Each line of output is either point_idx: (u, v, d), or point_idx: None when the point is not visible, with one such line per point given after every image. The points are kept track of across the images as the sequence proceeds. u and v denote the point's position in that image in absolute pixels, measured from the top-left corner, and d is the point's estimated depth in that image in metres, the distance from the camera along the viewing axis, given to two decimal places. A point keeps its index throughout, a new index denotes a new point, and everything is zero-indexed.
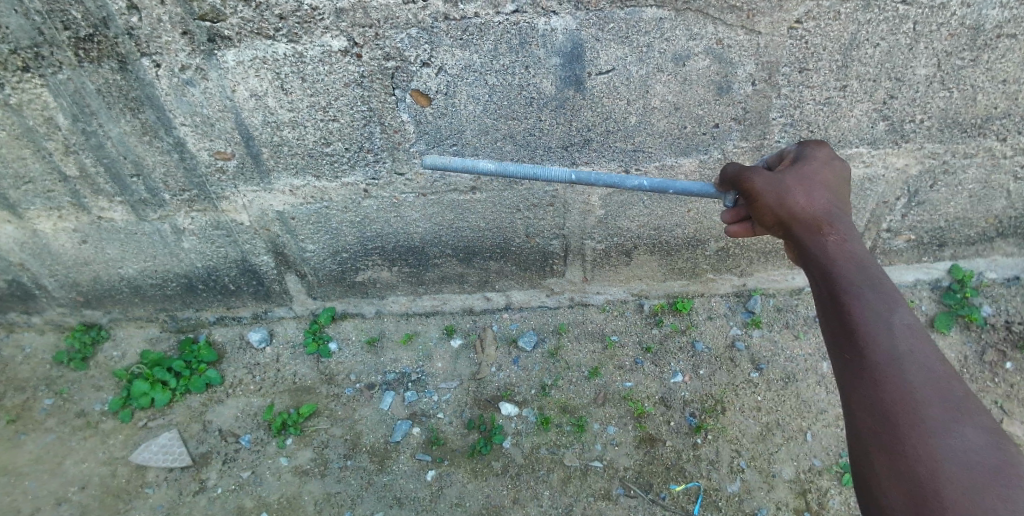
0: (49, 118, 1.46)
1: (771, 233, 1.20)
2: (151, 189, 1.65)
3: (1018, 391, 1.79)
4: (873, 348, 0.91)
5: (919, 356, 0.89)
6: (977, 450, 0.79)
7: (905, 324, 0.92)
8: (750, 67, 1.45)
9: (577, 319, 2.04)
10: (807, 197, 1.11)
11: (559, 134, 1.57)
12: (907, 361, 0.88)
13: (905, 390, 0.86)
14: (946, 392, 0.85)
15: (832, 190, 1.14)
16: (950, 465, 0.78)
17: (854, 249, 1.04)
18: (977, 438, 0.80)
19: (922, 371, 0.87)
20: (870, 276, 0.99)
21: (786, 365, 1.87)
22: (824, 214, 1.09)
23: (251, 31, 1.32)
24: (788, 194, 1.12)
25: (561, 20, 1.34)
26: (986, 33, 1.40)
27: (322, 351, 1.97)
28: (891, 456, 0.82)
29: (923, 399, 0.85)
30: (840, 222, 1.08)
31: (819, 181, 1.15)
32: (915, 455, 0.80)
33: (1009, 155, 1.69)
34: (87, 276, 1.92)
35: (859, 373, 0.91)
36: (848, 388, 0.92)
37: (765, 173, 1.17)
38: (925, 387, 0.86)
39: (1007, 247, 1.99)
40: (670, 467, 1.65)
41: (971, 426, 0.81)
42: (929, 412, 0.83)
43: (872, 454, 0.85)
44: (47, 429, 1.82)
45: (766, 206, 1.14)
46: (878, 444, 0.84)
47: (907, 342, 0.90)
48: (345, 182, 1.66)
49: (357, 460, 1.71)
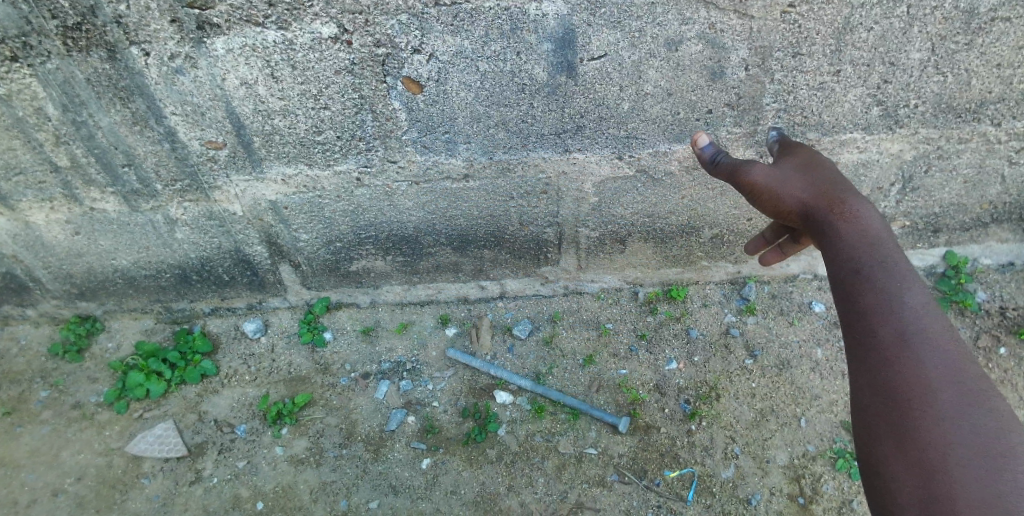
0: (39, 108, 1.45)
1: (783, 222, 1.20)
2: (142, 179, 1.64)
3: (1012, 376, 1.80)
4: (884, 328, 0.91)
5: (932, 337, 0.89)
6: (989, 434, 0.79)
7: (919, 302, 0.92)
8: (743, 52, 1.44)
9: (572, 308, 2.04)
10: (808, 182, 1.13)
11: (551, 121, 1.57)
12: (916, 343, 0.88)
13: (915, 370, 0.86)
14: (960, 374, 0.85)
15: (833, 169, 1.15)
16: (961, 448, 0.78)
17: (868, 225, 1.03)
18: (991, 421, 0.80)
19: (936, 353, 0.87)
20: (883, 253, 0.99)
21: (781, 351, 1.87)
22: (830, 191, 1.09)
23: (241, 18, 1.31)
24: (789, 182, 1.14)
25: (552, 5, 1.33)
26: (980, 16, 1.39)
27: (317, 340, 1.97)
28: (900, 437, 0.83)
29: (935, 381, 0.85)
30: (850, 196, 1.07)
31: (824, 166, 1.16)
32: (927, 437, 0.80)
33: (1004, 140, 1.69)
34: (81, 268, 1.91)
35: (869, 354, 0.91)
36: (858, 370, 0.93)
37: (762, 166, 1.19)
38: (938, 369, 0.86)
39: (1003, 234, 1.98)
40: (664, 454, 1.66)
41: (985, 408, 0.82)
42: (941, 395, 0.83)
43: (880, 436, 0.85)
44: (43, 421, 1.82)
45: (768, 198, 1.16)
46: (889, 427, 0.85)
47: (920, 321, 0.90)
48: (337, 170, 1.66)
49: (352, 449, 1.71)
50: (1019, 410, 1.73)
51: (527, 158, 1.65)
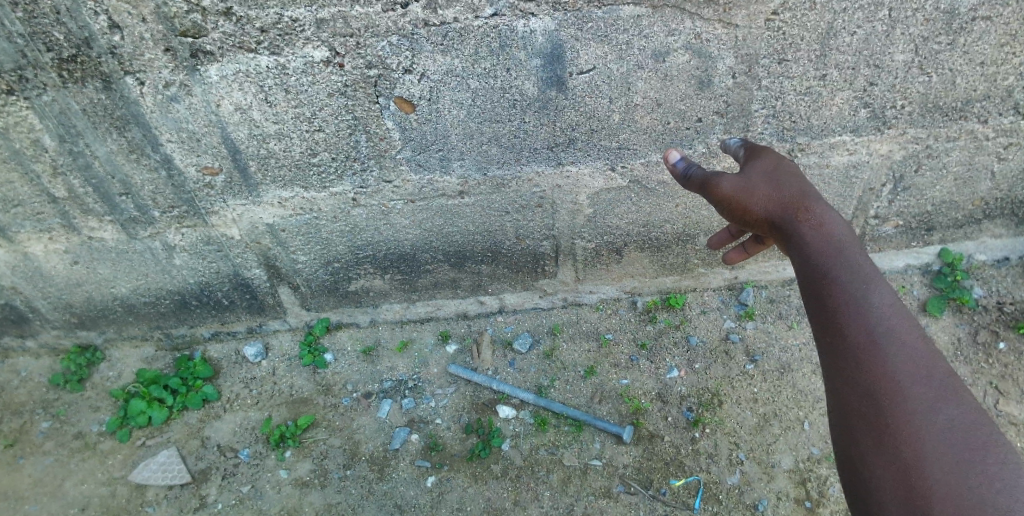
0: (35, 139, 1.47)
1: (753, 229, 1.20)
2: (139, 206, 1.65)
3: (1013, 371, 1.81)
4: (854, 330, 0.92)
5: (901, 335, 0.90)
6: (961, 429, 0.80)
7: (886, 302, 0.93)
8: (730, 60, 1.46)
9: (571, 319, 2.05)
10: (775, 190, 1.12)
11: (543, 136, 1.58)
12: (886, 341, 0.89)
13: (886, 369, 0.87)
14: (930, 370, 0.86)
15: (799, 176, 1.16)
16: (933, 443, 0.79)
17: (832, 233, 1.04)
18: (962, 415, 0.82)
19: (906, 352, 0.88)
20: (849, 257, 1.00)
21: (781, 355, 1.87)
22: (796, 200, 1.10)
23: (234, 45, 1.33)
24: (756, 191, 1.14)
25: (539, 21, 1.35)
26: (961, 16, 1.41)
27: (318, 362, 1.97)
28: (876, 436, 0.83)
29: (906, 380, 0.85)
30: (815, 204, 1.08)
31: (786, 171, 1.16)
32: (901, 434, 0.81)
33: (991, 137, 1.71)
34: (80, 297, 1.91)
35: (842, 355, 0.92)
36: (833, 371, 0.93)
37: (730, 175, 1.18)
38: (908, 365, 0.87)
39: (996, 229, 2.00)
40: (669, 463, 1.66)
41: (955, 404, 0.83)
42: (913, 392, 0.84)
43: (858, 435, 0.85)
44: (45, 452, 1.81)
45: (737, 207, 1.17)
46: (865, 425, 0.85)
47: (888, 321, 0.91)
48: (333, 192, 1.67)
49: (356, 470, 1.71)
50: (1021, 405, 1.73)
51: (520, 173, 1.67)
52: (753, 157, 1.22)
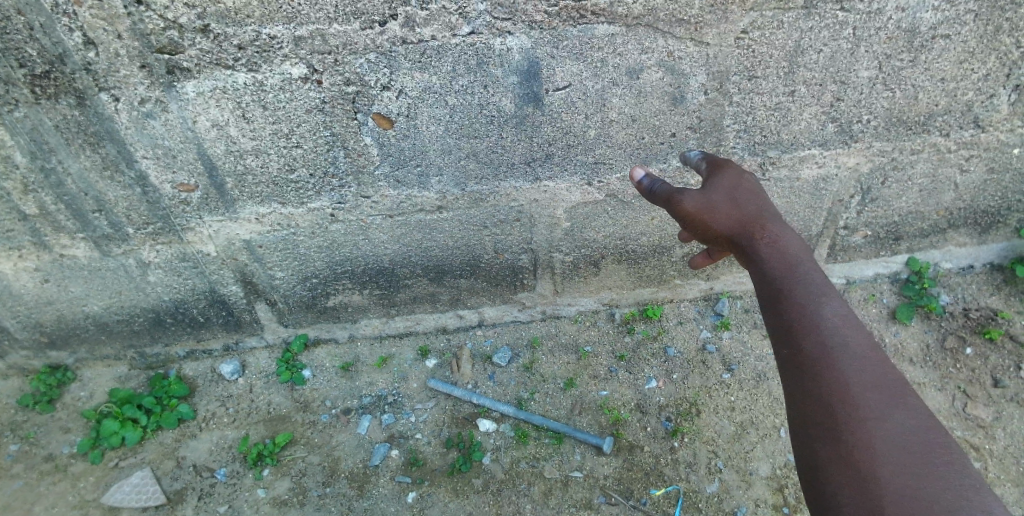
0: (5, 156, 1.44)
1: (714, 245, 1.24)
2: (113, 224, 1.63)
3: (979, 375, 1.86)
4: (810, 342, 0.95)
5: (853, 346, 0.93)
6: (910, 434, 0.83)
7: (838, 315, 0.97)
8: (702, 77, 1.50)
9: (550, 332, 2.06)
10: (734, 209, 1.16)
11: (521, 150, 1.60)
12: (839, 352, 0.92)
13: (840, 378, 0.90)
14: (880, 378, 0.90)
15: (757, 194, 1.19)
16: (884, 448, 0.81)
17: (787, 249, 1.08)
18: (910, 421, 0.85)
19: (858, 361, 0.91)
20: (803, 273, 1.03)
21: (757, 364, 1.91)
22: (754, 219, 1.14)
23: (211, 62, 1.33)
24: (717, 210, 1.17)
25: (516, 39, 1.38)
26: (921, 35, 1.47)
27: (296, 379, 1.95)
28: (833, 442, 0.85)
29: (858, 388, 0.88)
30: (771, 223, 1.12)
31: (745, 189, 1.20)
32: (855, 440, 0.83)
33: (954, 149, 1.77)
34: (51, 316, 1.87)
35: (800, 367, 0.94)
36: (791, 383, 0.95)
37: (693, 192, 1.20)
38: (860, 373, 0.90)
39: (960, 238, 2.06)
40: (649, 473, 1.67)
41: (904, 410, 0.86)
42: (865, 399, 0.87)
43: (817, 443, 0.87)
44: (14, 476, 1.76)
45: (699, 224, 1.19)
46: (822, 433, 0.87)
47: (840, 333, 0.95)
48: (311, 207, 1.67)
49: (336, 487, 1.69)
50: (988, 408, 1.79)
51: (498, 188, 1.69)
52: (714, 174, 1.25)
